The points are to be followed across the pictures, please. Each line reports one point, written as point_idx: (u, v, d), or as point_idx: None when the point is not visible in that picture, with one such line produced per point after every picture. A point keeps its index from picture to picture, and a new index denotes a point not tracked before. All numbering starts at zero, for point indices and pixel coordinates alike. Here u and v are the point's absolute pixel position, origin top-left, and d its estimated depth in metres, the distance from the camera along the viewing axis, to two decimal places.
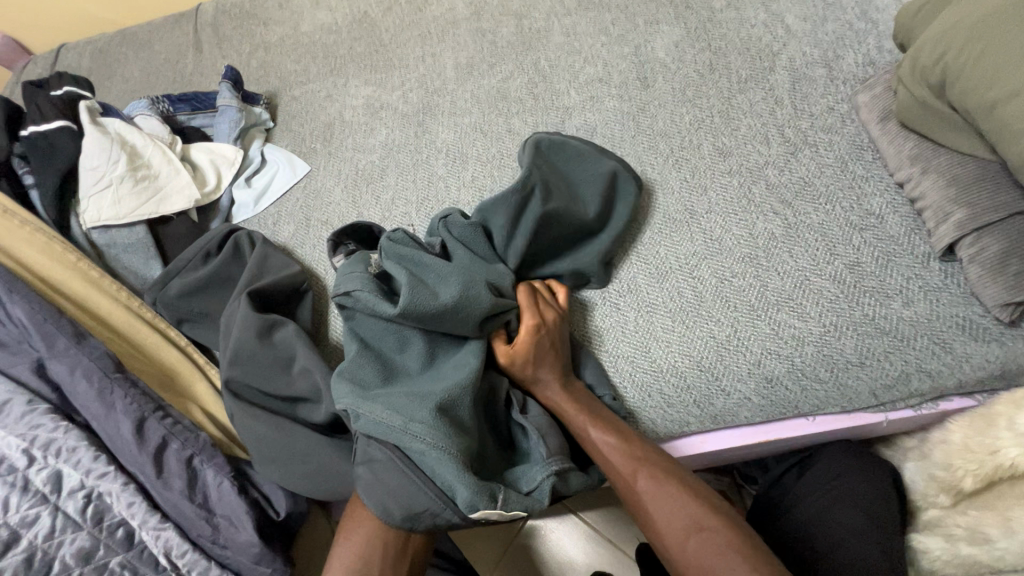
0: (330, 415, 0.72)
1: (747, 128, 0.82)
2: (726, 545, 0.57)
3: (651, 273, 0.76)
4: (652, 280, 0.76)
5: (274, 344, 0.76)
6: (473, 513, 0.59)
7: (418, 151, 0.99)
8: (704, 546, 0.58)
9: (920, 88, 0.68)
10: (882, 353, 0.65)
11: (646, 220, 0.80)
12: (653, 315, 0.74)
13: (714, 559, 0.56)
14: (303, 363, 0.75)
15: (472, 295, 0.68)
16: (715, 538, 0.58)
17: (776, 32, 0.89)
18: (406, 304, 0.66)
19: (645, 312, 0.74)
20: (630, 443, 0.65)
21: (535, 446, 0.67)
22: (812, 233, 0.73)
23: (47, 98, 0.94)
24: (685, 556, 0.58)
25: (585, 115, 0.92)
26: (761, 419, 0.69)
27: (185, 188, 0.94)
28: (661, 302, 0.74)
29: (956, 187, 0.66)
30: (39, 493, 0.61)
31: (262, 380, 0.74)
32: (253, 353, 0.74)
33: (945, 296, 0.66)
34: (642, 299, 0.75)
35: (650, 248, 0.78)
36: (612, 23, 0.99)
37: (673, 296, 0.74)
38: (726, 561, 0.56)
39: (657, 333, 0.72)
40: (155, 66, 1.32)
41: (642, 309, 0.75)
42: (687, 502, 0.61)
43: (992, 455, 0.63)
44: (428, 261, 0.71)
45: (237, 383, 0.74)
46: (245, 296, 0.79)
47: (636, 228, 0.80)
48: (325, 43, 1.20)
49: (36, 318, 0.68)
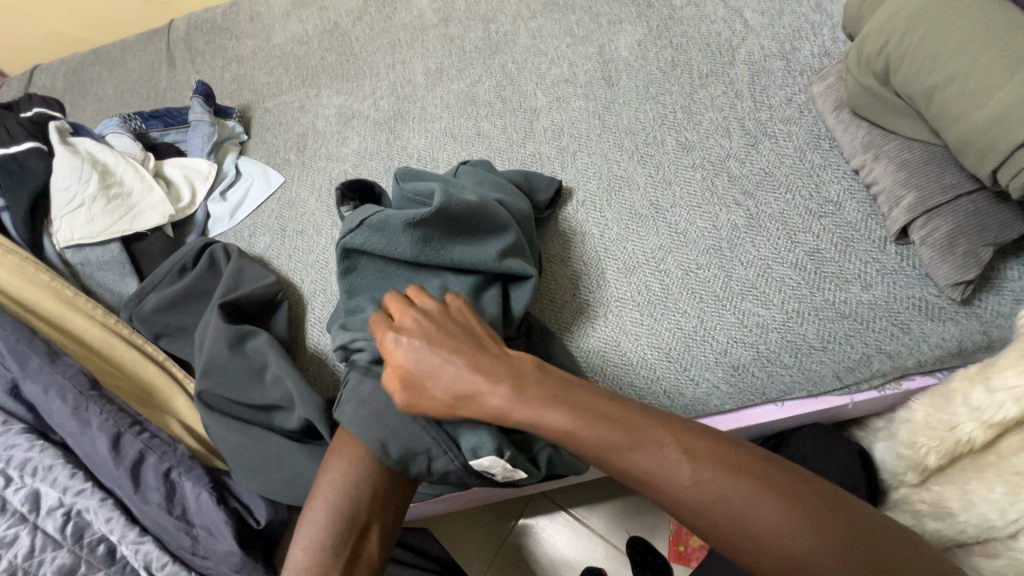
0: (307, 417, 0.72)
1: (709, 123, 0.84)
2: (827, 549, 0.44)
3: (618, 268, 0.77)
4: (620, 275, 0.77)
5: (245, 355, 0.77)
6: (474, 461, 0.62)
7: (390, 157, 1.00)
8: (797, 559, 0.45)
9: (867, 77, 0.69)
10: (843, 337, 0.67)
11: (611, 216, 0.81)
12: (622, 310, 0.75)
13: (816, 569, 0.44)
14: (274, 371, 0.76)
15: (496, 214, 0.72)
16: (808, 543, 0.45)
17: (735, 26, 0.91)
18: (442, 205, 0.68)
19: (614, 308, 0.75)
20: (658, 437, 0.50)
21: None
22: (773, 222, 0.74)
23: (15, 120, 0.94)
24: (727, 528, 0.47)
25: (552, 115, 0.93)
26: (731, 407, 0.70)
27: (158, 203, 0.95)
28: (630, 296, 0.75)
29: (906, 171, 0.68)
30: (17, 513, 0.62)
31: (233, 390, 0.75)
32: (226, 362, 0.75)
33: (901, 278, 0.67)
34: (612, 295, 0.76)
35: (618, 244, 0.79)
36: (577, 24, 1.01)
37: (641, 289, 0.75)
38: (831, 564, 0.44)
39: (627, 327, 0.74)
40: (130, 83, 1.33)
41: (612, 305, 0.75)
42: (719, 465, 0.48)
43: (952, 431, 0.64)
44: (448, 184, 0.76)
45: (209, 396, 0.75)
46: (218, 308, 0.80)
47: (601, 225, 0.81)
48: (296, 54, 1.21)
49: (8, 340, 0.69)
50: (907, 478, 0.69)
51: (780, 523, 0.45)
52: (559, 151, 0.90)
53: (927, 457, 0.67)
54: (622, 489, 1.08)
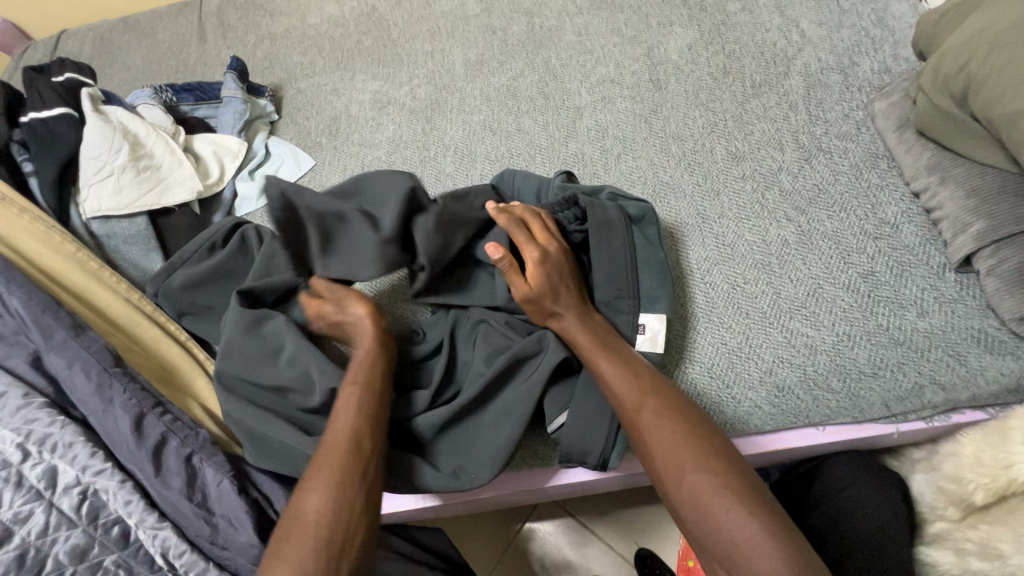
0: (326, 400, 0.70)
1: (761, 134, 0.82)
2: (731, 499, 0.50)
3: (677, 278, 0.74)
4: (681, 285, 0.74)
5: (263, 335, 0.75)
6: (549, 425, 0.67)
7: (426, 147, 0.98)
8: (703, 497, 0.51)
9: (941, 96, 0.67)
10: (896, 365, 0.65)
11: (682, 221, 0.78)
12: (682, 322, 0.71)
13: (712, 508, 0.50)
14: (291, 353, 0.73)
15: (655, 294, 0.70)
16: (708, 488, 0.51)
17: (791, 36, 0.88)
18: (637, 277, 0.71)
19: (678, 318, 0.72)
20: (640, 374, 0.61)
21: (558, 427, 0.67)
22: (826, 241, 0.72)
23: (48, 84, 0.92)
24: (680, 495, 0.52)
25: (596, 115, 0.91)
26: (771, 429, 0.67)
27: (188, 179, 0.92)
28: (688, 309, 0.72)
29: (975, 198, 0.65)
30: (33, 489, 0.60)
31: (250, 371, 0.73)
32: (243, 344, 0.74)
33: (960, 308, 0.65)
34: (680, 308, 0.72)
35: (680, 244, 0.77)
36: (625, 23, 0.98)
37: (699, 301, 0.72)
38: (726, 509, 0.50)
39: (684, 342, 0.70)
40: (158, 54, 1.30)
41: (678, 317, 0.72)
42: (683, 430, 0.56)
43: (1006, 469, 0.61)
44: (651, 233, 0.74)
45: (230, 376, 0.74)
46: (236, 295, 0.77)
47: (677, 240, 0.77)
48: (332, 36, 1.19)
49: (34, 310, 0.67)
50: (949, 514, 0.67)
51: (728, 509, 0.49)
52: (603, 153, 0.87)
53: (975, 494, 0.64)
54: (636, 501, 1.06)
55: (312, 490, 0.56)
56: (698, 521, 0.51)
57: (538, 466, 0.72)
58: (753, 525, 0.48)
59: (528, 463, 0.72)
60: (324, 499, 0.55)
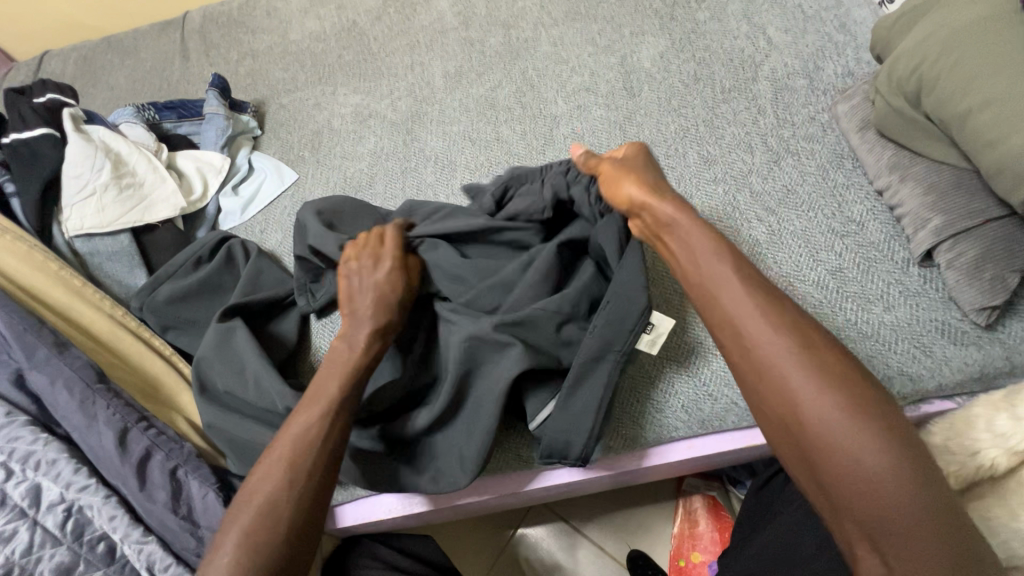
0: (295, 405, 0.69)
1: (731, 137, 0.84)
2: (890, 463, 0.44)
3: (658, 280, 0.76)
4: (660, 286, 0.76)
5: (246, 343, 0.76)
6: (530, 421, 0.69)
7: (407, 159, 1.00)
8: (852, 453, 0.45)
9: (897, 98, 0.70)
10: (865, 358, 0.66)
11: None
12: None
13: (861, 465, 0.45)
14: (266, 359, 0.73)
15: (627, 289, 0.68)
16: (861, 445, 0.45)
17: (758, 43, 0.91)
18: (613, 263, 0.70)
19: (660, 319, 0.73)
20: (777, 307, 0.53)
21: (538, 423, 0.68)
22: (795, 239, 0.74)
23: (29, 105, 0.93)
24: (817, 443, 0.47)
25: (572, 124, 0.93)
26: (748, 424, 0.71)
27: (171, 196, 0.93)
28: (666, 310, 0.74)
29: (933, 194, 0.68)
30: (17, 508, 0.60)
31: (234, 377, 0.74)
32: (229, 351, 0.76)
33: (924, 300, 0.68)
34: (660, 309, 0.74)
35: (658, 246, 0.78)
36: (599, 33, 1.01)
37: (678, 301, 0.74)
38: (882, 473, 0.44)
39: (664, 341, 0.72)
40: (141, 73, 1.31)
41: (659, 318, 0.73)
42: (834, 376, 0.48)
43: (971, 457, 0.62)
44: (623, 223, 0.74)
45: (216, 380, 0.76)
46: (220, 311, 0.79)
47: (654, 241, 0.78)
48: (313, 51, 1.20)
49: (15, 329, 0.67)
50: None
51: (884, 472, 0.44)
52: None
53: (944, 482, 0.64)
54: (626, 502, 1.07)
55: (261, 476, 0.56)
56: (836, 475, 0.46)
57: (519, 466, 0.73)
58: (914, 497, 0.44)
59: (512, 465, 0.73)
60: (274, 492, 0.55)
